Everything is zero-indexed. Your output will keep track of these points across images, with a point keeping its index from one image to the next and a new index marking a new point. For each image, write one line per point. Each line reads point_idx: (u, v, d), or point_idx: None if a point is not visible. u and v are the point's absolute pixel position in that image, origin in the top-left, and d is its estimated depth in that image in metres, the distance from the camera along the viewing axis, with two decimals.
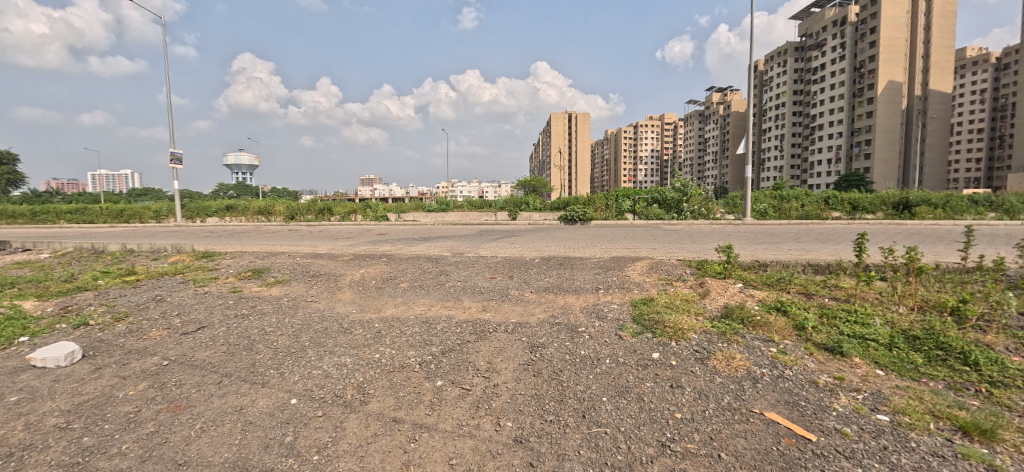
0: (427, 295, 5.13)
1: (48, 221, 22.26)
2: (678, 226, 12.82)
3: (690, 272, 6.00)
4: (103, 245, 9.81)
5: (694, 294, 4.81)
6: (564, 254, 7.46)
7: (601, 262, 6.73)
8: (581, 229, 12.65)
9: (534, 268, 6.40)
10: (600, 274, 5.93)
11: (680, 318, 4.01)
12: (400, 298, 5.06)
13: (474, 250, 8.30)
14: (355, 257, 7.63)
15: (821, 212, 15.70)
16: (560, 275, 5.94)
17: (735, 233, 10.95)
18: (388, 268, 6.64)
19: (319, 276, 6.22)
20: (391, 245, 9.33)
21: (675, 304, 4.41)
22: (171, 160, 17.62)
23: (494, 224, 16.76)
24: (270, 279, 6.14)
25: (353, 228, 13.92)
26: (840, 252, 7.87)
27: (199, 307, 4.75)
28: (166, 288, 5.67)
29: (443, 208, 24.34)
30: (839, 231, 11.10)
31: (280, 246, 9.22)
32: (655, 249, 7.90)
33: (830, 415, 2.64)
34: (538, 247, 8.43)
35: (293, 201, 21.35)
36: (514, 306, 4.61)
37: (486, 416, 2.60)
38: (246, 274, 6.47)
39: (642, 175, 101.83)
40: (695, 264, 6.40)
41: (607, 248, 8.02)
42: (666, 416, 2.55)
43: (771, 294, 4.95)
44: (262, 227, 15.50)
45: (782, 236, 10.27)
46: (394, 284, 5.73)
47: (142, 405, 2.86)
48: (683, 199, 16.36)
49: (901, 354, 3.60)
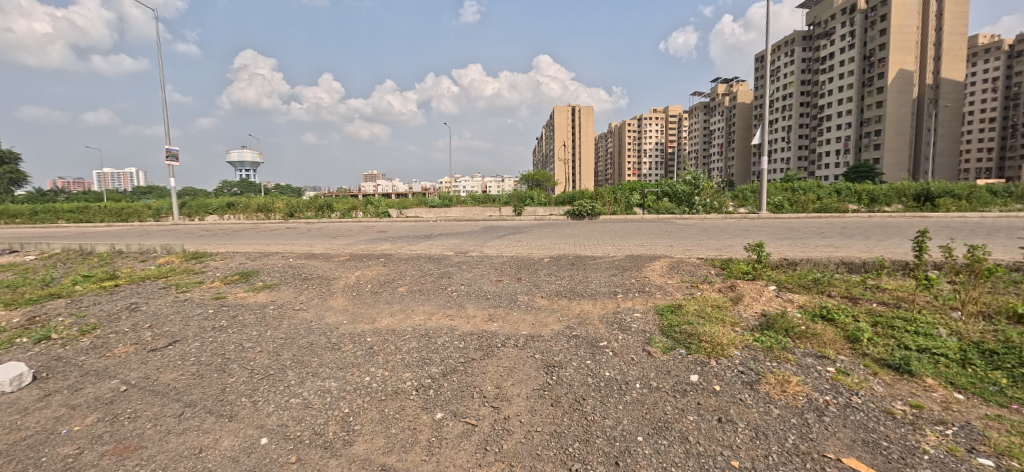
0: (427, 301, 4.63)
1: (47, 221, 22.03)
2: (691, 221, 12.24)
3: (715, 272, 5.49)
4: (91, 246, 9.40)
5: (726, 299, 4.30)
6: (575, 253, 6.93)
7: (616, 261, 6.20)
8: (590, 224, 12.09)
9: (544, 269, 5.88)
10: (617, 276, 5.39)
11: (716, 329, 3.49)
12: (397, 305, 4.57)
13: (478, 249, 7.79)
14: (352, 258, 7.16)
15: (839, 205, 14.93)
16: (573, 277, 5.42)
17: (754, 227, 10.36)
18: (386, 270, 6.15)
19: (311, 280, 5.74)
20: (391, 243, 8.83)
21: (707, 312, 3.89)
22: (168, 156, 17.20)
23: (498, 220, 16.27)
24: (259, 283, 5.67)
25: (353, 225, 13.44)
26: (872, 248, 7.30)
27: (175, 318, 4.29)
28: (144, 295, 5.22)
29: (446, 203, 23.83)
30: (864, 226, 10.47)
31: (274, 246, 8.76)
32: (673, 246, 7.37)
33: (922, 460, 2.08)
34: (547, 245, 7.92)
35: (293, 198, 20.94)
36: (525, 315, 4.09)
37: (495, 463, 2.10)
38: (233, 277, 6.01)
39: (647, 168, 100.72)
40: (720, 263, 5.86)
41: (620, 246, 7.49)
42: (720, 464, 2.02)
43: (812, 299, 4.41)
44: (260, 225, 15.08)
45: (805, 230, 9.68)
46: (392, 288, 5.24)
47: (86, 445, 2.39)
48: (694, 192, 15.76)
49: (980, 373, 3.03)
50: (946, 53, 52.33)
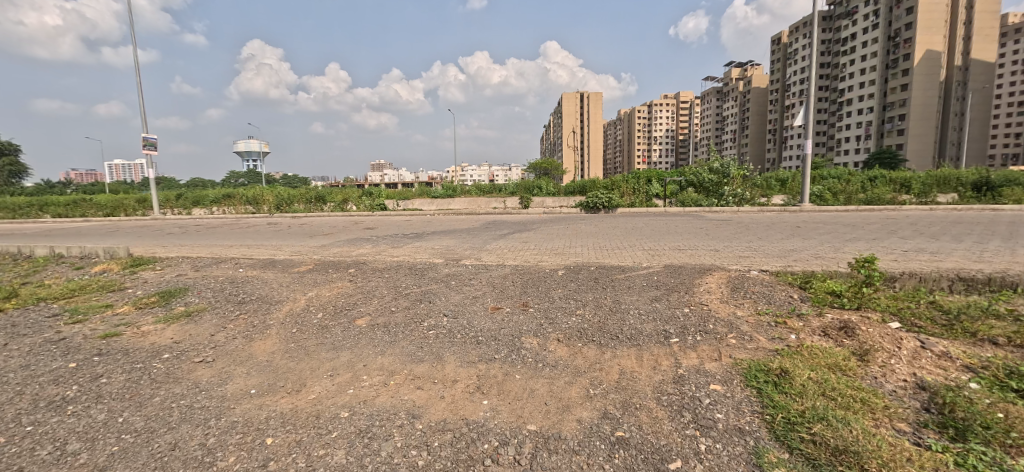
0: (390, 349, 3.14)
1: (30, 215, 20.88)
2: (724, 215, 10.60)
3: (798, 296, 3.94)
4: (28, 248, 8.05)
5: (846, 353, 2.78)
6: (597, 262, 5.39)
7: (653, 277, 4.65)
8: (606, 220, 10.53)
9: (559, 289, 4.32)
10: (662, 302, 3.86)
11: (874, 432, 1.95)
12: (344, 356, 3.08)
13: (474, 254, 6.31)
14: (316, 267, 5.74)
15: (889, 195, 13.12)
16: (599, 304, 3.88)
17: (805, 224, 8.69)
18: (350, 288, 4.66)
19: (248, 303, 4.29)
20: (372, 246, 7.39)
21: (835, 387, 2.34)
22: (144, 145, 15.85)
23: (502, 213, 14.75)
24: (178, 309, 4.26)
25: (342, 221, 12.01)
26: (979, 255, 5.65)
27: (12, 380, 2.86)
28: (14, 331, 3.82)
29: (448, 194, 22.30)
30: (937, 222, 8.71)
31: (237, 249, 7.39)
32: (720, 252, 5.80)
33: None
34: (559, 250, 6.37)
35: (285, 189, 19.62)
36: (532, 383, 2.58)
37: None
38: (152, 298, 4.59)
39: (658, 156, 97.94)
40: (800, 283, 4.32)
41: (654, 252, 5.93)
42: None
43: (981, 355, 2.82)
44: (239, 219, 13.72)
45: (870, 228, 8.01)
46: (349, 319, 3.78)
47: None
48: (723, 182, 13.98)
49: None
50: (976, 32, 49.17)
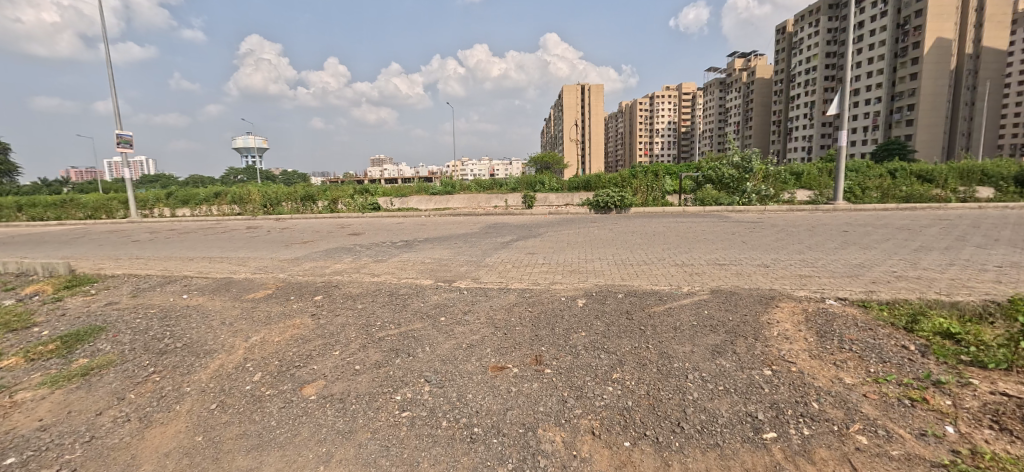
0: (340, 452, 2.07)
1: (7, 217, 19.82)
2: (752, 216, 9.49)
3: (913, 348, 2.85)
4: None
5: None
6: (625, 287, 4.28)
7: (703, 311, 3.56)
8: (620, 222, 9.44)
9: (581, 333, 3.25)
10: (729, 357, 2.78)
11: None
12: (269, 467, 2.01)
13: (472, 272, 5.23)
14: (278, 292, 4.67)
15: (924, 191, 12.02)
16: (641, 361, 2.80)
17: (851, 227, 7.58)
18: (308, 329, 3.57)
19: (170, 355, 3.23)
20: (353, 259, 6.29)
21: None
22: (119, 143, 14.78)
23: (504, 212, 13.72)
24: (78, 364, 3.21)
25: (328, 225, 10.95)
26: None
27: None
28: None
29: (448, 190, 21.17)
30: (1000, 225, 7.57)
31: (195, 265, 6.30)
32: (774, 270, 4.70)
33: None
34: (573, 266, 5.27)
35: (273, 188, 18.50)
36: None
37: None
38: (52, 344, 3.53)
39: (661, 149, 96.46)
40: (905, 322, 3.23)
41: (693, 270, 4.82)
42: None
43: None
44: (218, 222, 12.67)
45: (930, 232, 6.92)
46: (296, 386, 2.70)
47: None
48: (745, 177, 12.84)
49: None
50: (989, 19, 47.57)
